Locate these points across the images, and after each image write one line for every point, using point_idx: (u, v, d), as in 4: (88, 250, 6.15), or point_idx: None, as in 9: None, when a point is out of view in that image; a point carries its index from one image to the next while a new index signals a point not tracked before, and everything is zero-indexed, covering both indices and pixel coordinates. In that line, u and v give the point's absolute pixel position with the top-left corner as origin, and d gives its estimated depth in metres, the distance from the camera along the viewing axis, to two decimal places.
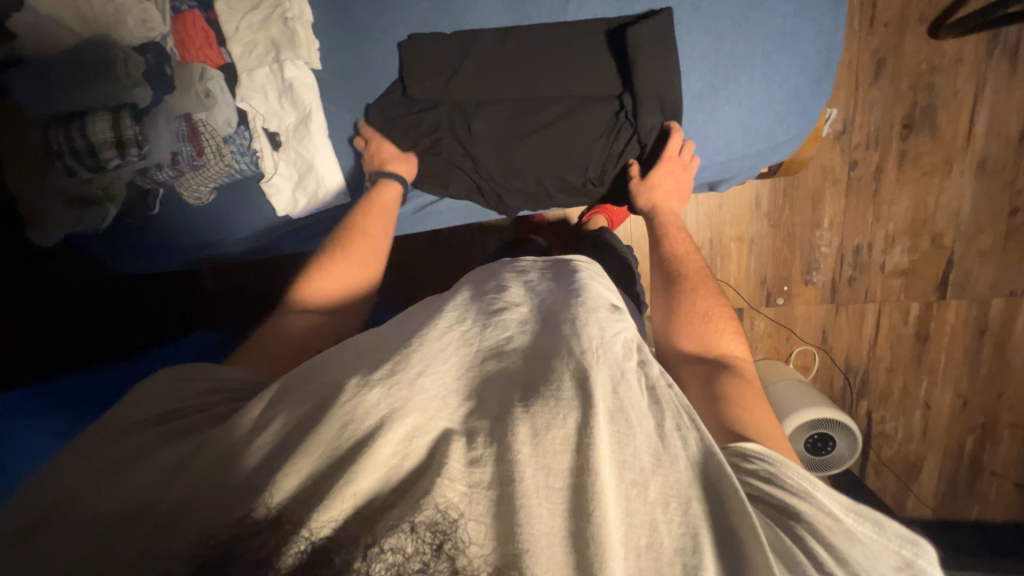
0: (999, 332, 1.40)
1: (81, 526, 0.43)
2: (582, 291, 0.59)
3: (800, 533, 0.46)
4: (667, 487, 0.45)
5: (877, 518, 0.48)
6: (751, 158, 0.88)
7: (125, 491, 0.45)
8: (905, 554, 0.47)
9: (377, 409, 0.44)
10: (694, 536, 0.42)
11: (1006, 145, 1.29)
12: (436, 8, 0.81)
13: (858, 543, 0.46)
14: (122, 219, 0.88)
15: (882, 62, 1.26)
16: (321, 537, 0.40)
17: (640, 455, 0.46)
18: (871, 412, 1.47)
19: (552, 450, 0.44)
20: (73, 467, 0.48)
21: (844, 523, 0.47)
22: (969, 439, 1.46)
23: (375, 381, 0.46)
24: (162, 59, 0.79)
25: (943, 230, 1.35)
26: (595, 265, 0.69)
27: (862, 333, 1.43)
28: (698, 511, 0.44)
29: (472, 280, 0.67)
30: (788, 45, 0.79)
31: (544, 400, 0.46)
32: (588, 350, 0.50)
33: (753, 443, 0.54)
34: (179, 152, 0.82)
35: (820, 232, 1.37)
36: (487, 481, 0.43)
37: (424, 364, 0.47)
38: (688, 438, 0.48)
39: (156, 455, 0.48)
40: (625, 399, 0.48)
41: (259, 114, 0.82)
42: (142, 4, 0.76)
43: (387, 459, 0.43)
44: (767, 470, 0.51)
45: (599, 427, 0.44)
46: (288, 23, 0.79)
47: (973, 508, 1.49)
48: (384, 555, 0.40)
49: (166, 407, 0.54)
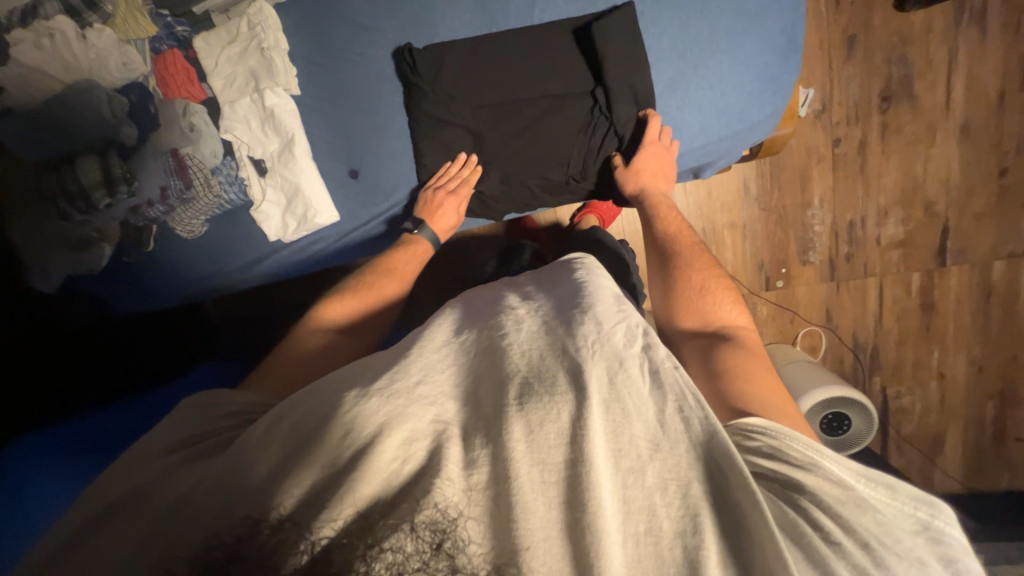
0: (1005, 294, 1.38)
1: (119, 544, 0.44)
2: (579, 290, 0.59)
3: (807, 507, 0.44)
4: (666, 471, 0.43)
5: (888, 481, 0.47)
6: (729, 140, 0.89)
7: (154, 511, 0.45)
8: (921, 516, 0.46)
9: (377, 417, 0.44)
10: (694, 517, 0.42)
11: (987, 108, 1.30)
12: (409, 26, 0.84)
13: (870, 511, 0.44)
14: (120, 257, 0.88)
15: (853, 39, 1.28)
16: (323, 537, 0.40)
17: (637, 442, 0.45)
18: (885, 388, 1.45)
19: (546, 445, 0.43)
20: (102, 489, 0.49)
21: (854, 491, 0.45)
22: (989, 406, 1.43)
23: (374, 392, 0.46)
24: (146, 98, 0.82)
25: (935, 198, 1.34)
26: (592, 259, 0.69)
27: (866, 308, 1.42)
28: (698, 492, 0.43)
29: (474, 292, 0.67)
30: (753, 24, 0.81)
31: (539, 396, 0.45)
32: (583, 347, 0.49)
33: (755, 418, 0.53)
34: (169, 186, 0.83)
35: (812, 211, 1.37)
36: (483, 483, 0.43)
37: (423, 373, 0.48)
38: (691, 419, 0.46)
39: (171, 480, 0.48)
40: (622, 388, 0.47)
41: (244, 143, 0.84)
42: (122, 47, 0.78)
43: (389, 463, 0.43)
44: (769, 446, 0.49)
45: (594, 417, 0.44)
46: (264, 52, 0.81)
47: (1002, 478, 1.45)
48: (384, 554, 0.39)
49: (180, 434, 0.54)
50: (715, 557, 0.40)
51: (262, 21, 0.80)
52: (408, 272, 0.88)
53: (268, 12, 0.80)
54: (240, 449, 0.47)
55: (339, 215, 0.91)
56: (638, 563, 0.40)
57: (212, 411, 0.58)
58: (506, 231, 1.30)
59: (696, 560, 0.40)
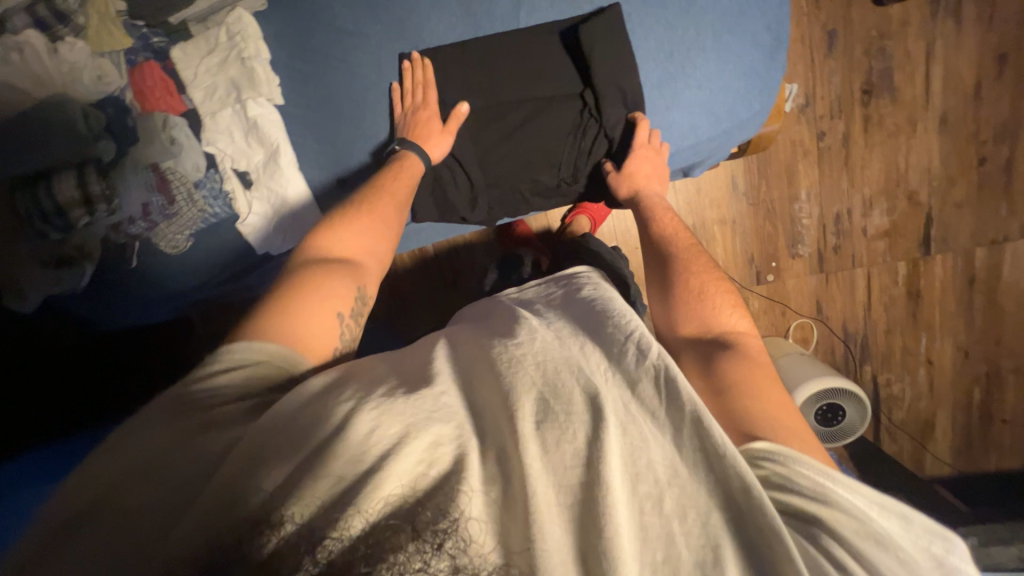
0: (987, 280, 1.41)
1: (129, 518, 0.42)
2: (592, 304, 0.60)
3: (827, 545, 0.43)
4: (683, 497, 0.43)
5: (902, 511, 0.47)
6: (718, 139, 0.89)
7: (159, 496, 0.43)
8: (937, 550, 0.45)
9: (402, 418, 0.45)
10: (715, 548, 0.41)
11: (964, 98, 1.32)
12: (393, 32, 0.82)
13: (891, 546, 0.44)
14: (101, 274, 0.85)
15: (833, 34, 1.30)
16: (326, 558, 0.38)
17: (654, 467, 0.44)
18: (876, 375, 1.47)
19: (563, 465, 0.44)
20: (100, 469, 0.46)
21: (872, 524, 0.44)
22: (976, 390, 1.46)
23: (398, 395, 0.48)
24: (122, 112, 0.78)
25: (917, 188, 1.37)
26: (597, 272, 0.69)
27: (855, 298, 1.44)
28: (718, 522, 0.42)
29: (486, 305, 0.68)
30: (738, 24, 0.81)
31: (556, 414, 0.46)
32: (597, 371, 0.51)
33: (762, 442, 0.52)
34: (150, 203, 0.81)
35: (799, 204, 1.39)
36: (496, 497, 0.43)
37: (446, 384, 0.50)
38: (712, 434, 0.45)
39: (177, 456, 0.46)
40: (637, 413, 0.48)
41: (227, 155, 0.82)
42: (96, 60, 0.76)
43: (414, 466, 0.43)
44: (779, 474, 0.48)
45: (611, 439, 0.44)
46: (245, 62, 0.80)
47: (990, 460, 1.48)
48: (388, 557, 0.39)
49: (188, 400, 0.52)
50: None
51: (241, 30, 0.79)
52: (401, 198, 0.80)
53: (248, 20, 0.80)
54: (251, 442, 0.45)
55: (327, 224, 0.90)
56: None
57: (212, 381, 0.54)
58: (498, 236, 1.29)
59: None
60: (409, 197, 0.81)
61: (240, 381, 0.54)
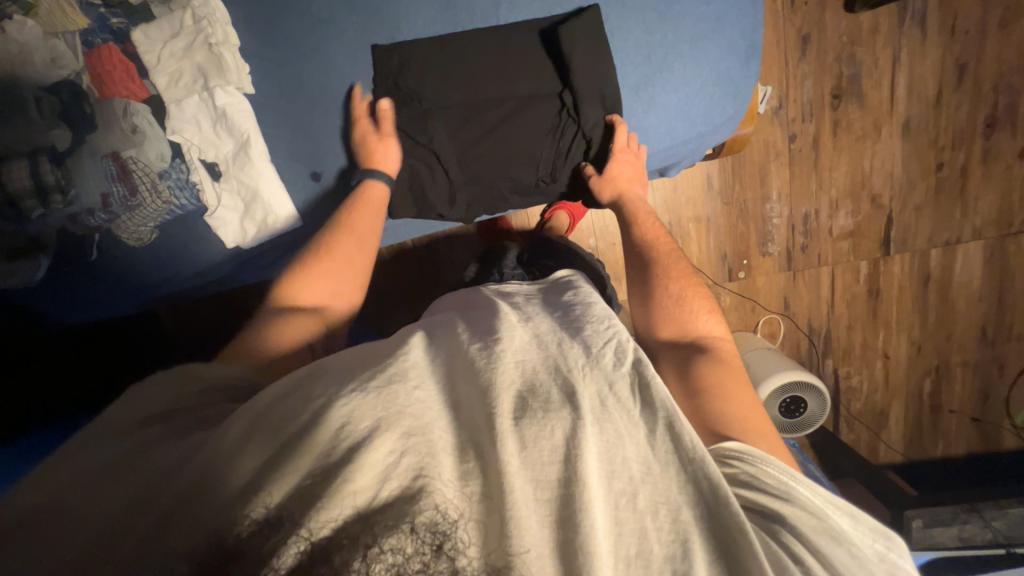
0: (941, 280, 1.49)
1: (88, 516, 0.41)
2: (570, 310, 0.62)
3: (788, 540, 0.46)
4: (656, 494, 0.45)
5: (853, 511, 0.50)
6: (693, 142, 0.91)
7: (118, 500, 0.42)
8: (880, 548, 0.48)
9: (374, 412, 0.44)
10: (684, 543, 0.43)
11: (926, 106, 1.38)
12: (370, 22, 0.80)
13: (843, 543, 0.47)
14: (59, 267, 0.82)
15: (807, 38, 1.33)
16: (321, 536, 0.39)
17: (629, 464, 0.46)
18: (837, 369, 1.55)
19: (540, 461, 0.45)
20: (53, 471, 0.45)
21: (828, 521, 0.48)
22: (927, 382, 1.55)
23: (371, 387, 0.46)
24: (78, 97, 0.74)
25: (880, 190, 1.43)
26: (580, 277, 0.72)
27: (820, 296, 1.50)
28: (688, 518, 0.44)
29: (463, 301, 0.69)
30: (715, 29, 0.82)
31: (533, 411, 0.47)
32: (575, 367, 0.52)
33: (732, 442, 0.54)
34: (111, 193, 0.77)
35: (770, 204, 1.43)
36: (478, 493, 0.44)
37: (420, 378, 0.49)
38: (681, 435, 0.48)
39: (146, 459, 0.45)
40: (613, 410, 0.49)
41: (194, 145, 0.79)
42: (49, 41, 0.71)
43: (384, 457, 0.42)
44: (747, 473, 0.51)
45: (588, 435, 0.45)
46: (213, 48, 0.76)
47: (937, 447, 1.59)
48: (383, 555, 0.38)
49: (154, 406, 0.51)
50: None
51: (208, 14, 0.76)
52: (370, 228, 0.80)
53: (215, 4, 0.76)
54: (224, 440, 0.45)
55: (299, 218, 0.88)
56: None
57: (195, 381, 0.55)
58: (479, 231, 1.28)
59: None
60: (379, 225, 0.82)
61: (224, 387, 0.56)
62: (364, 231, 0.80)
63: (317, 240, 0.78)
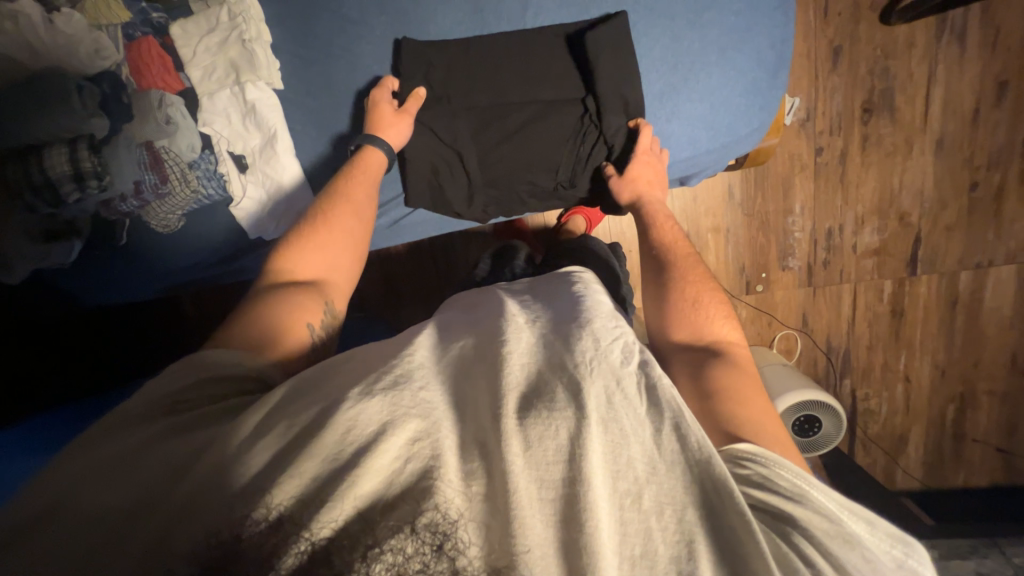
0: (970, 303, 1.44)
1: (100, 507, 0.43)
2: (576, 306, 0.61)
3: (798, 541, 0.45)
4: (661, 494, 0.45)
5: (868, 516, 0.48)
6: (716, 152, 0.90)
7: (130, 493, 0.43)
8: (898, 554, 0.47)
9: (380, 416, 0.45)
10: (689, 543, 0.43)
11: (961, 123, 1.34)
12: (398, 23, 0.81)
13: (858, 547, 0.45)
14: (91, 249, 0.85)
15: (839, 50, 1.30)
16: (321, 537, 0.40)
17: (634, 463, 0.46)
18: (855, 389, 1.50)
19: (544, 461, 0.45)
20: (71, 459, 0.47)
21: (842, 525, 0.46)
22: (950, 409, 1.50)
23: (377, 391, 0.47)
24: (119, 88, 0.77)
25: (909, 208, 1.39)
26: (590, 274, 0.71)
27: (840, 313, 1.46)
28: (693, 519, 0.44)
29: (470, 300, 0.69)
30: (743, 39, 0.81)
31: (538, 412, 0.47)
32: (582, 364, 0.51)
33: (745, 443, 0.53)
34: (143, 181, 0.79)
35: (793, 218, 1.40)
36: (481, 493, 0.44)
37: (425, 379, 0.49)
38: (688, 439, 0.47)
39: (159, 451, 0.47)
40: (619, 408, 0.49)
41: (223, 137, 0.81)
42: (93, 33, 0.73)
43: (390, 463, 0.43)
44: (760, 474, 0.50)
45: (592, 437, 0.45)
46: (246, 44, 0.78)
47: (959, 475, 1.53)
48: (384, 555, 0.40)
49: (167, 399, 0.52)
50: None
51: (244, 11, 0.78)
52: (366, 196, 0.79)
53: (250, 1, 0.78)
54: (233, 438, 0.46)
55: None
56: None
57: (197, 370, 0.55)
58: (495, 230, 1.29)
59: None
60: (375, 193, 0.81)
61: (230, 379, 0.56)
62: (360, 201, 0.79)
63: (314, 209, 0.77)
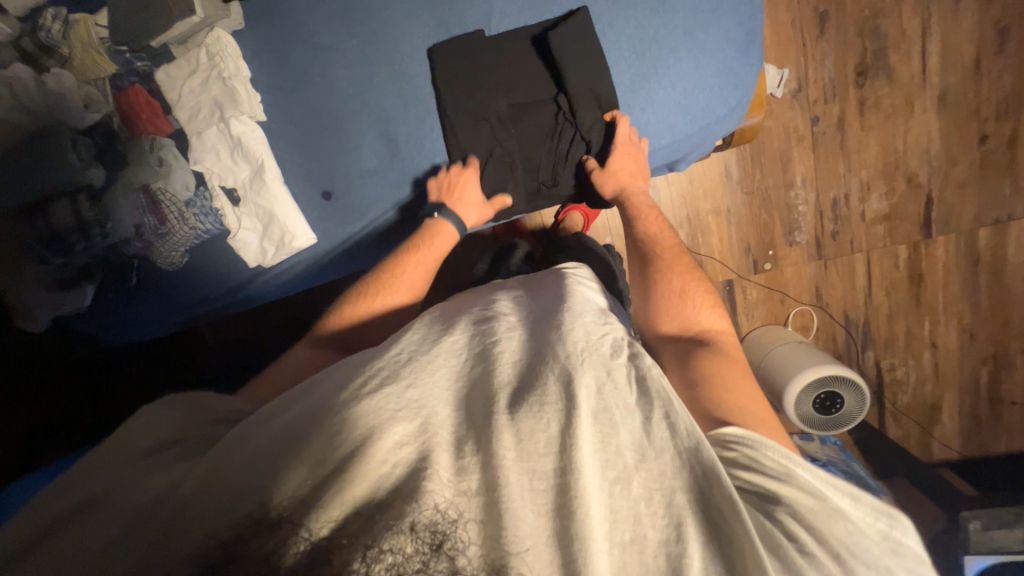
0: (992, 260, 1.38)
1: (96, 529, 0.45)
2: (566, 299, 0.61)
3: (782, 519, 0.45)
4: (651, 481, 0.45)
5: (854, 491, 0.47)
6: (696, 136, 0.89)
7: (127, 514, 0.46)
8: (882, 527, 0.46)
9: (371, 416, 0.46)
10: (678, 526, 0.43)
11: (963, 75, 1.29)
12: (368, 45, 0.83)
13: (842, 520, 0.45)
14: (104, 293, 0.88)
15: (825, 15, 1.27)
16: (321, 536, 0.40)
17: (623, 451, 0.46)
18: (879, 360, 1.45)
19: (535, 454, 0.45)
20: (71, 488, 0.50)
21: (827, 501, 0.46)
22: (983, 372, 1.44)
23: (368, 392, 0.48)
24: (111, 137, 0.81)
25: (916, 169, 1.34)
26: (583, 269, 0.71)
27: (855, 284, 1.42)
28: (682, 502, 0.44)
29: (461, 299, 0.69)
30: (710, 20, 0.81)
31: (528, 405, 0.47)
32: (572, 356, 0.51)
33: (732, 427, 0.53)
34: (143, 224, 0.82)
35: (794, 191, 1.37)
36: (475, 489, 0.44)
37: (413, 377, 0.50)
38: (677, 424, 0.47)
39: (156, 475, 0.50)
40: (609, 398, 0.49)
41: (214, 172, 0.83)
42: (83, 88, 0.78)
43: (382, 463, 0.44)
44: (746, 456, 0.50)
45: (582, 426, 0.45)
46: (226, 82, 0.81)
47: (1001, 441, 1.46)
48: (384, 555, 0.39)
49: (166, 436, 0.56)
50: (698, 565, 0.41)
51: (220, 50, 0.80)
52: (426, 267, 0.85)
53: (226, 40, 0.81)
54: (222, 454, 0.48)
55: (316, 237, 0.90)
56: (625, 569, 0.42)
57: (215, 406, 0.62)
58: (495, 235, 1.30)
59: (679, 568, 0.41)
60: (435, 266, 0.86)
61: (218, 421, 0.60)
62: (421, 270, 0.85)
63: (380, 267, 0.85)
